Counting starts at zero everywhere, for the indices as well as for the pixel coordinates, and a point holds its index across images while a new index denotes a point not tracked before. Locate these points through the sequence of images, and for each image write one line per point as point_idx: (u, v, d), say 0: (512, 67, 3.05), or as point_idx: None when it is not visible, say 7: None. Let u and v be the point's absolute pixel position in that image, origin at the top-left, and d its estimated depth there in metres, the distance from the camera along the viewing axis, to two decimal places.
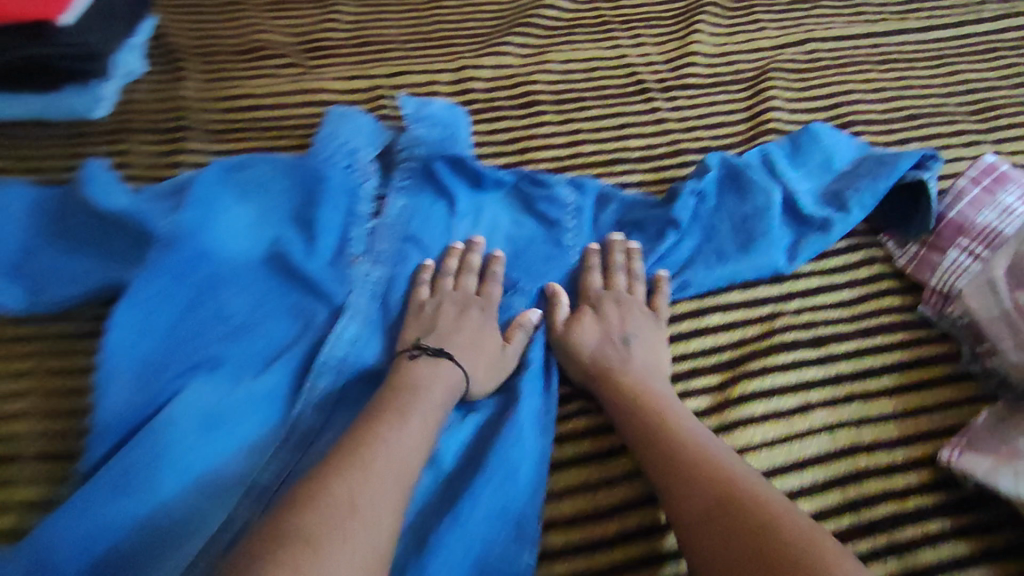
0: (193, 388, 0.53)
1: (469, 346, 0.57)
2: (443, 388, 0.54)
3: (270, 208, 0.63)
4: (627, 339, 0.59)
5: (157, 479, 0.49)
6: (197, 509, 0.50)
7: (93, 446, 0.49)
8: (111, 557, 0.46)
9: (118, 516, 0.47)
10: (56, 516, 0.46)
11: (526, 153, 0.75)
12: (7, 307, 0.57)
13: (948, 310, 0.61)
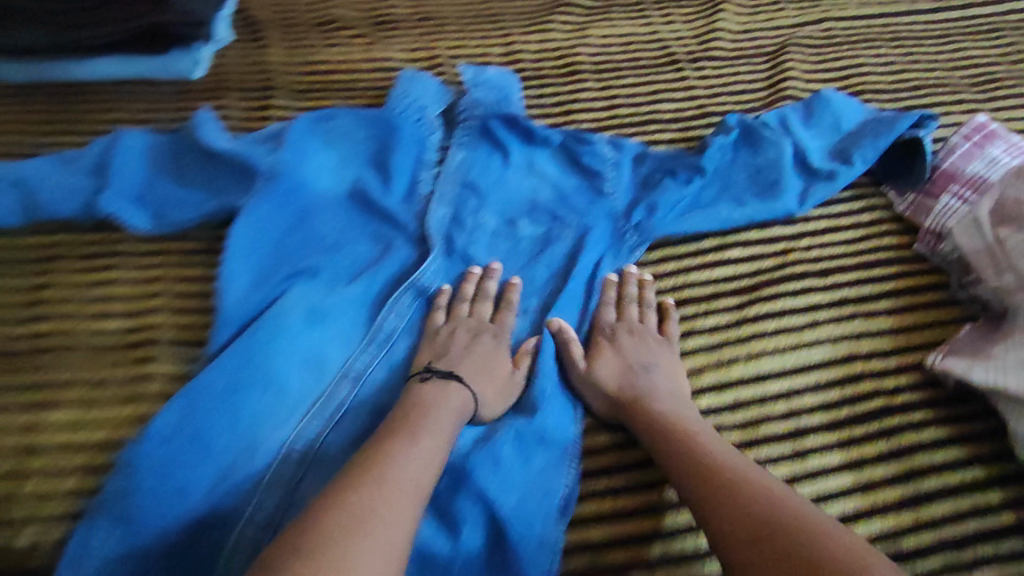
0: (296, 291, 0.62)
1: (478, 369, 0.59)
2: (453, 407, 0.55)
3: (351, 154, 0.73)
4: (641, 372, 0.61)
5: (272, 362, 0.58)
6: (302, 389, 0.58)
7: (217, 334, 0.59)
8: (233, 424, 0.55)
9: (240, 390, 0.56)
10: (195, 384, 0.55)
11: (569, 114, 0.85)
12: (135, 229, 0.67)
13: (940, 247, 0.71)
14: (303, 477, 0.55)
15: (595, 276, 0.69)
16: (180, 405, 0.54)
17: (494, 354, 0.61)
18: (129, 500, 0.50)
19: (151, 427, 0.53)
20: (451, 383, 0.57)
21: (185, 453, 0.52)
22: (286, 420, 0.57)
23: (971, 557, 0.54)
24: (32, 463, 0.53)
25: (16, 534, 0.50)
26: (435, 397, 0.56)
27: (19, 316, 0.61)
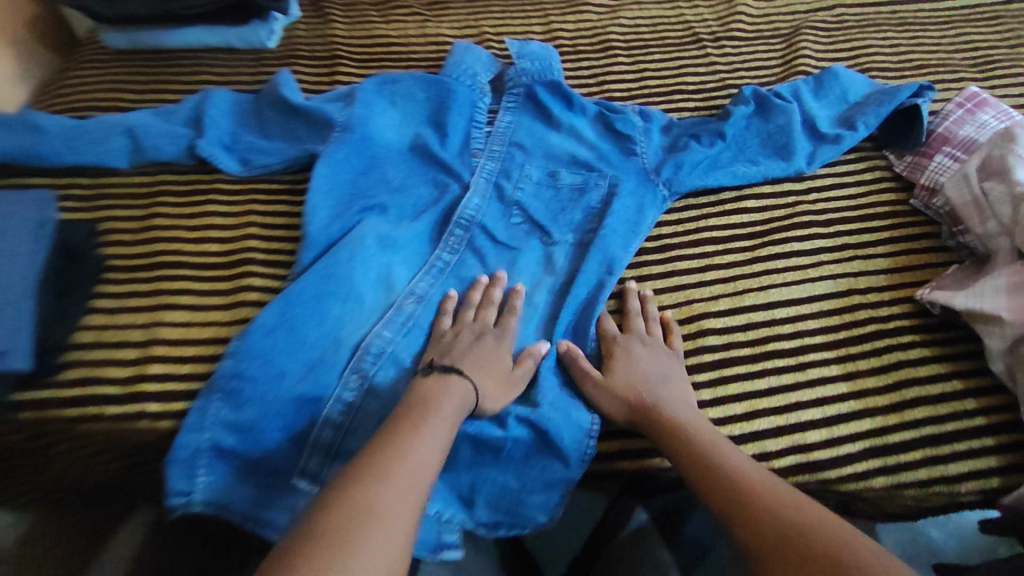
0: (367, 224, 0.72)
1: (480, 369, 0.62)
2: (452, 403, 0.57)
3: (413, 114, 0.83)
4: (651, 386, 0.64)
5: (348, 282, 0.68)
6: (373, 306, 0.68)
7: (303, 255, 0.69)
8: (316, 329, 0.64)
9: (323, 302, 0.66)
10: (290, 290, 0.65)
11: (602, 85, 0.95)
12: (226, 172, 0.78)
13: (933, 201, 0.80)
14: (378, 373, 0.64)
15: (628, 222, 0.77)
16: (278, 305, 0.64)
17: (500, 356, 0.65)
18: (238, 377, 0.60)
19: (255, 321, 0.63)
20: (453, 380, 0.59)
21: (282, 344, 0.62)
22: (362, 326, 0.67)
23: (949, 452, 0.63)
24: (154, 352, 0.64)
25: (146, 407, 0.61)
26: (438, 394, 0.57)
27: (134, 239, 0.72)
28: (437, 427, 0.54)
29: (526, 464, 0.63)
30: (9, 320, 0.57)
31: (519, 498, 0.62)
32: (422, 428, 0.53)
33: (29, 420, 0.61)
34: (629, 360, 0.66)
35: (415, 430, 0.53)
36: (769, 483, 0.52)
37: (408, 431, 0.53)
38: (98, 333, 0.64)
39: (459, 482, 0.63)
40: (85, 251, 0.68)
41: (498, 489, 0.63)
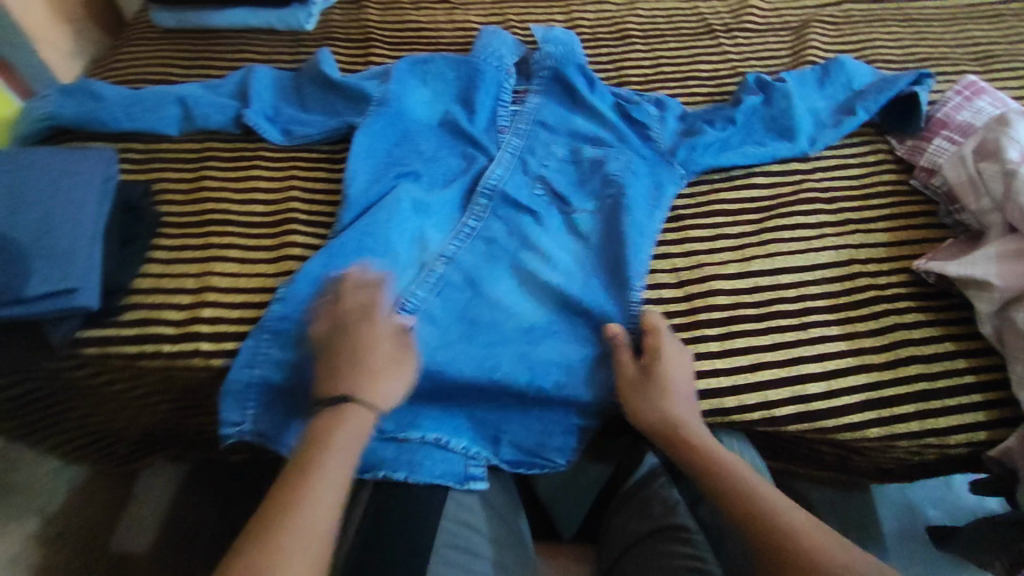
0: (401, 190, 0.78)
1: (365, 367, 0.58)
2: (354, 429, 0.56)
3: (443, 92, 0.89)
4: (681, 401, 0.64)
5: (384, 241, 0.73)
6: (406, 264, 0.74)
7: (343, 217, 0.75)
8: None
9: (361, 259, 0.71)
10: (332, 244, 0.71)
11: (620, 71, 1.00)
12: (269, 141, 0.83)
13: (931, 181, 0.84)
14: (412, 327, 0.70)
15: (649, 197, 0.81)
16: (321, 258, 0.70)
17: (383, 344, 0.60)
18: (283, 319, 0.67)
19: (301, 270, 0.69)
20: (347, 403, 0.56)
21: (325, 292, 0.68)
22: (397, 283, 0.72)
23: (941, 406, 0.69)
24: (207, 298, 0.69)
25: (200, 346, 0.67)
26: (335, 423, 0.55)
27: (184, 199, 0.77)
28: (339, 460, 0.53)
29: (545, 413, 0.70)
30: (79, 262, 0.62)
31: (540, 439, 0.69)
32: (320, 465, 0.52)
33: (93, 356, 0.66)
34: (665, 369, 0.65)
35: (316, 473, 0.52)
36: (794, 514, 0.55)
37: (309, 473, 0.52)
38: (155, 281, 0.70)
39: (484, 424, 0.69)
40: (143, 207, 0.74)
41: (522, 430, 0.69)
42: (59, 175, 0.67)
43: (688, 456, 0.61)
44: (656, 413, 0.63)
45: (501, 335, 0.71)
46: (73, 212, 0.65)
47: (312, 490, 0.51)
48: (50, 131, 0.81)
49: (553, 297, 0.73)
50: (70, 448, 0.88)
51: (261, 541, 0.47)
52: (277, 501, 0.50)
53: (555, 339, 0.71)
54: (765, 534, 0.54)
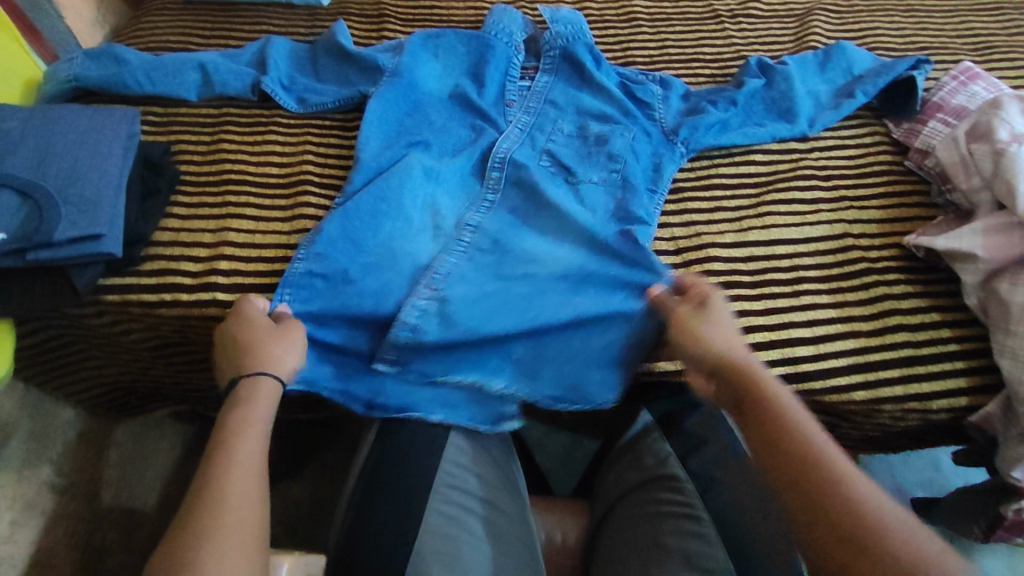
0: (411, 157, 0.80)
1: (256, 346, 0.62)
2: (263, 404, 0.58)
3: (455, 65, 0.92)
4: (732, 341, 0.62)
5: (396, 206, 0.76)
6: (417, 227, 0.76)
7: (356, 180, 0.78)
8: (366, 247, 0.73)
9: (374, 222, 0.75)
10: (347, 207, 0.75)
11: (626, 51, 1.01)
12: (285, 108, 0.86)
13: (925, 162, 0.87)
14: (447, 287, 0.73)
15: (649, 174, 0.84)
16: (336, 220, 0.74)
17: (261, 328, 0.65)
18: (304, 278, 0.71)
19: (319, 231, 0.73)
20: (250, 377, 0.59)
21: (342, 253, 0.72)
22: (410, 245, 0.75)
23: (924, 371, 0.71)
24: (224, 252, 0.72)
25: (216, 296, 0.70)
26: (241, 404, 0.57)
27: (202, 160, 0.80)
28: (251, 440, 0.55)
29: (575, 359, 0.73)
30: (104, 210, 0.65)
31: (567, 383, 0.73)
32: (233, 448, 0.54)
33: (114, 303, 0.70)
34: (714, 313, 0.64)
35: (225, 458, 0.53)
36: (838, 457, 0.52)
37: (222, 459, 0.53)
38: (174, 235, 0.73)
39: (526, 368, 0.73)
40: (163, 163, 0.77)
41: (550, 375, 0.73)
42: (84, 129, 0.70)
43: (743, 392, 0.58)
44: (715, 345, 0.61)
45: (530, 285, 0.74)
46: (100, 162, 0.68)
47: (231, 471, 0.52)
48: (75, 92, 0.84)
49: (572, 261, 0.75)
50: (88, 399, 0.92)
51: (192, 525, 0.48)
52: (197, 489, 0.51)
53: (583, 289, 0.74)
54: (807, 476, 0.51)
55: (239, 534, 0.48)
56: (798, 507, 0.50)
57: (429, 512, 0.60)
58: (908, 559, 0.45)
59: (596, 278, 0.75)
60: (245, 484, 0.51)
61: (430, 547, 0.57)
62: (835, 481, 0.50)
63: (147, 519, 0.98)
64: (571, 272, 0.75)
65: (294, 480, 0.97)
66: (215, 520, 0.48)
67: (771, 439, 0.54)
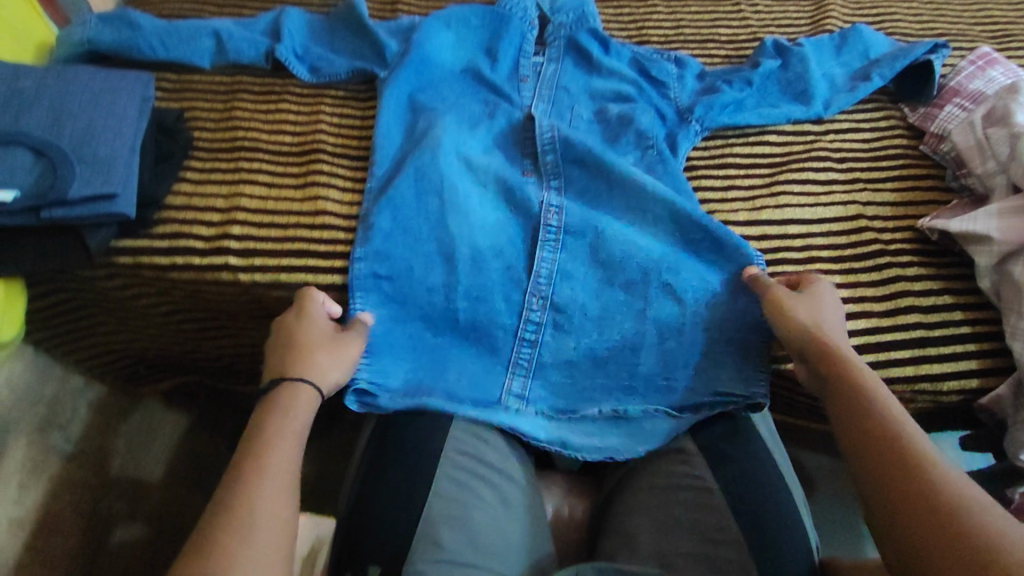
0: (434, 134, 0.77)
1: (306, 352, 0.60)
2: (301, 412, 0.56)
3: (468, 38, 0.88)
4: (831, 327, 0.63)
5: (426, 190, 0.74)
6: (446, 207, 0.73)
7: (380, 166, 0.77)
8: (405, 236, 0.72)
9: (407, 210, 0.73)
10: (391, 195, 0.73)
11: (640, 30, 1.00)
12: (300, 78, 0.85)
13: (941, 147, 0.86)
14: (552, 291, 0.72)
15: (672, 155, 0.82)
16: (385, 210, 0.72)
17: (321, 334, 0.62)
18: (369, 278, 0.70)
19: (371, 226, 0.72)
20: (292, 381, 0.57)
21: (397, 245, 0.72)
22: (444, 231, 0.73)
23: (936, 353, 0.71)
24: (236, 217, 0.72)
25: (228, 260, 0.70)
26: (281, 407, 0.55)
27: (216, 127, 0.80)
28: (287, 446, 0.53)
29: (676, 368, 0.71)
30: (118, 168, 0.65)
31: (667, 392, 0.71)
32: (266, 453, 0.51)
33: (126, 265, 0.70)
34: (817, 299, 0.66)
35: (257, 463, 0.51)
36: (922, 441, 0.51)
37: (253, 463, 0.51)
38: (187, 199, 0.73)
39: (655, 375, 0.71)
40: (177, 128, 0.77)
41: (650, 389, 0.71)
42: (98, 90, 0.70)
43: (830, 374, 0.59)
44: (809, 324, 0.63)
45: (621, 271, 0.73)
46: (114, 123, 0.68)
47: (264, 477, 0.50)
48: (88, 56, 0.83)
49: (647, 244, 0.73)
50: (96, 366, 0.92)
51: (219, 525, 0.46)
52: (226, 491, 0.49)
53: (670, 276, 0.72)
54: (883, 451, 0.51)
55: (269, 544, 0.47)
56: (872, 479, 0.51)
57: (440, 477, 0.60)
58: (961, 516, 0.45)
59: (683, 265, 0.72)
60: (278, 492, 0.50)
61: (439, 512, 0.58)
62: (906, 460, 0.50)
63: (155, 490, 0.95)
64: (657, 257, 0.72)
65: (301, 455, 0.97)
66: (246, 526, 0.47)
67: (856, 417, 0.55)
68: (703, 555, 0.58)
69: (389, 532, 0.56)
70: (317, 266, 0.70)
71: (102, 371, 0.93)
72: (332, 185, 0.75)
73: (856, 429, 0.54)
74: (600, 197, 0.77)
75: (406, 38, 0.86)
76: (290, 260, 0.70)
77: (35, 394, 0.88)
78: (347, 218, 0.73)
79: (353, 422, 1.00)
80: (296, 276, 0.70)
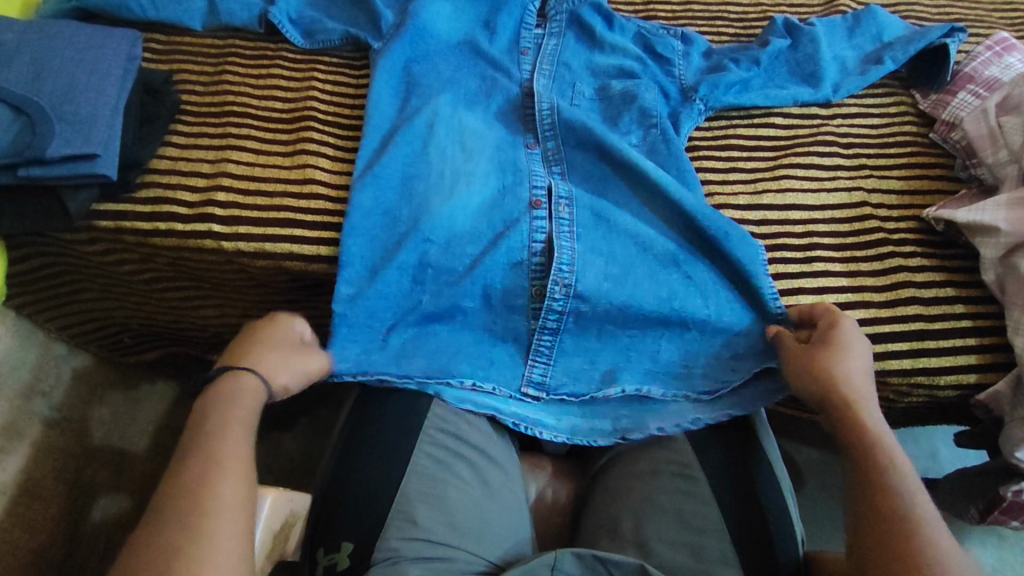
0: (428, 110, 0.75)
1: (260, 348, 0.58)
2: (245, 401, 0.54)
3: (467, 9, 0.84)
4: (855, 369, 0.59)
5: (416, 169, 0.72)
6: (434, 186, 0.71)
7: (371, 139, 0.74)
8: (393, 215, 0.70)
9: (393, 189, 0.71)
10: (377, 172, 0.70)
11: (648, 5, 0.96)
12: (292, 44, 0.82)
13: (951, 135, 0.83)
14: (577, 280, 0.68)
15: (680, 134, 0.80)
16: (368, 189, 0.70)
17: (277, 339, 0.60)
18: (359, 253, 0.67)
19: (350, 203, 0.68)
20: (241, 373, 0.55)
21: (378, 224, 0.69)
22: (428, 205, 0.69)
23: (934, 346, 0.69)
24: (222, 183, 0.70)
25: (212, 227, 0.68)
26: (229, 397, 0.54)
27: (205, 91, 0.77)
28: (235, 434, 0.52)
29: (701, 357, 0.68)
30: (100, 128, 0.64)
31: (692, 377, 0.68)
32: (218, 446, 0.50)
33: (108, 229, 0.68)
34: (842, 336, 0.61)
35: (208, 455, 0.49)
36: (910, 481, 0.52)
37: (204, 453, 0.50)
38: (172, 163, 0.71)
39: (675, 365, 0.68)
40: (165, 90, 0.75)
41: (672, 377, 0.68)
42: (81, 47, 0.68)
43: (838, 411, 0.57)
44: (828, 362, 0.59)
45: (631, 258, 0.70)
46: (97, 81, 0.66)
47: (217, 468, 0.49)
48: (74, 12, 0.80)
49: (652, 235, 0.71)
50: (81, 334, 0.91)
51: (168, 520, 0.46)
52: (177, 484, 0.48)
53: (690, 267, 0.70)
54: (870, 485, 0.53)
55: (224, 539, 0.46)
56: (857, 497, 0.53)
57: (415, 454, 0.59)
58: (923, 551, 0.48)
59: (698, 265, 0.70)
60: (227, 483, 0.48)
61: (415, 488, 0.57)
62: (884, 485, 0.52)
63: (137, 461, 0.95)
64: (674, 249, 0.70)
65: (287, 432, 0.96)
66: (199, 522, 0.46)
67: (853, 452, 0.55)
68: (687, 543, 0.57)
69: (362, 510, 0.56)
70: (303, 236, 0.68)
71: (87, 338, 0.92)
72: (321, 154, 0.73)
73: (851, 461, 0.55)
74: (605, 183, 0.75)
75: (404, 6, 0.83)
76: (276, 229, 0.68)
77: (18, 359, 0.87)
78: (337, 189, 0.71)
79: (339, 399, 0.99)
80: (280, 245, 0.68)
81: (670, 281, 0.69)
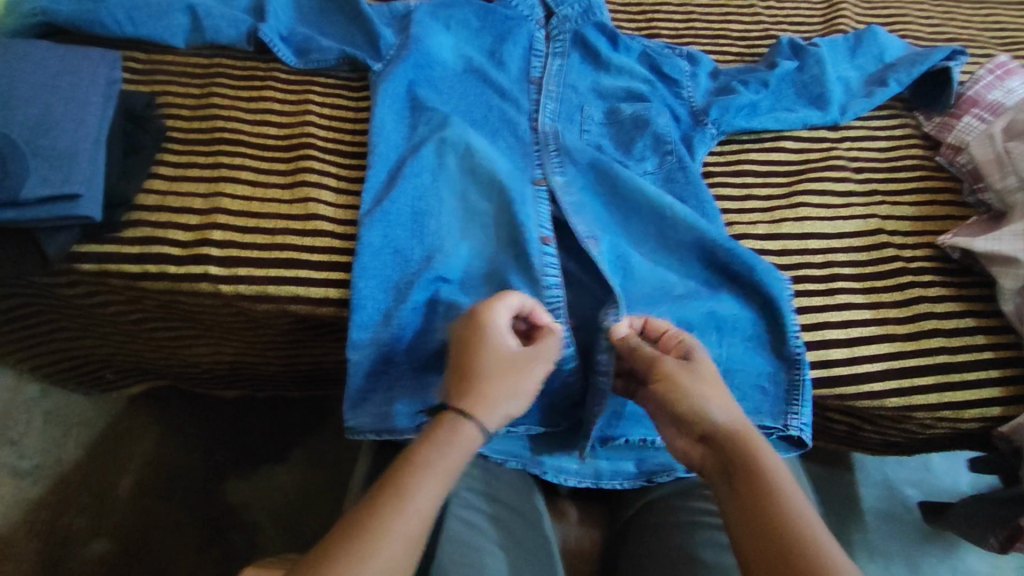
0: (436, 141, 0.71)
1: (480, 373, 0.53)
2: (459, 454, 0.50)
3: (468, 32, 0.80)
4: (712, 383, 0.54)
5: (427, 207, 0.68)
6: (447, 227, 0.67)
7: (377, 171, 0.69)
8: (403, 256, 0.65)
9: (400, 224, 0.66)
10: (385, 209, 0.66)
11: (649, 22, 0.93)
12: (284, 64, 0.77)
13: (957, 159, 0.83)
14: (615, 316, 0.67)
15: (693, 160, 0.78)
16: (376, 227, 0.65)
17: (495, 357, 0.54)
18: (372, 296, 0.62)
19: (359, 242, 0.64)
20: (462, 419, 0.51)
21: (388, 263, 0.64)
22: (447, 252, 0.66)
23: (959, 380, 0.69)
24: (217, 220, 0.64)
25: (209, 270, 0.62)
26: (442, 441, 0.50)
27: (192, 114, 0.71)
28: (400, 531, 0.45)
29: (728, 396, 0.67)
30: (82, 165, 0.58)
31: None
32: (403, 499, 0.47)
33: (90, 273, 0.62)
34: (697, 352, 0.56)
35: (393, 504, 0.46)
36: (825, 543, 0.45)
37: (380, 509, 0.46)
38: (160, 199, 0.65)
39: None
40: (147, 116, 0.69)
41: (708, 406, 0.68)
42: (56, 71, 0.63)
43: (737, 460, 0.50)
44: (677, 372, 0.54)
45: (659, 290, 0.69)
46: (76, 111, 0.61)
47: (397, 520, 0.46)
48: (41, 28, 0.73)
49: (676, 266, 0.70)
50: (56, 373, 0.85)
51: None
52: (344, 533, 0.45)
53: (717, 296, 0.68)
54: (744, 485, 0.49)
55: None
56: (734, 501, 0.49)
57: (450, 517, 0.56)
58: (802, 540, 0.45)
59: (723, 295, 0.68)
60: (393, 546, 0.45)
61: (450, 558, 0.53)
62: (759, 481, 0.49)
63: (119, 504, 0.87)
64: (696, 283, 0.69)
65: (279, 467, 0.92)
66: None
67: (753, 518, 0.48)
68: None
69: None
70: (310, 278, 0.64)
71: (63, 377, 0.86)
72: (323, 187, 0.68)
73: (728, 464, 0.51)
74: (625, 212, 0.72)
75: (403, 27, 0.78)
76: (279, 271, 0.63)
77: None
78: (343, 225, 0.67)
79: (335, 429, 0.94)
80: (285, 288, 0.63)
81: (699, 311, 0.67)
